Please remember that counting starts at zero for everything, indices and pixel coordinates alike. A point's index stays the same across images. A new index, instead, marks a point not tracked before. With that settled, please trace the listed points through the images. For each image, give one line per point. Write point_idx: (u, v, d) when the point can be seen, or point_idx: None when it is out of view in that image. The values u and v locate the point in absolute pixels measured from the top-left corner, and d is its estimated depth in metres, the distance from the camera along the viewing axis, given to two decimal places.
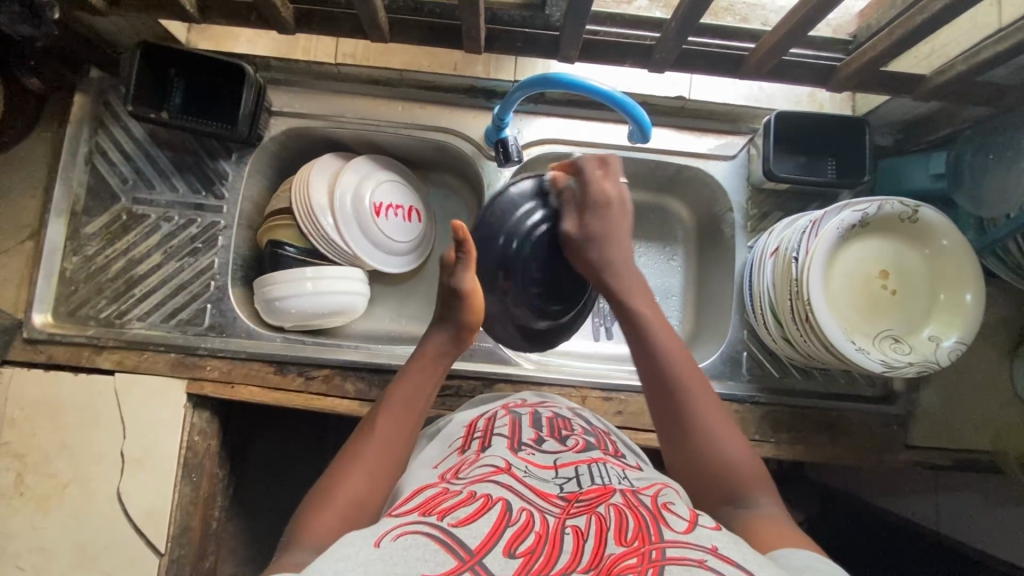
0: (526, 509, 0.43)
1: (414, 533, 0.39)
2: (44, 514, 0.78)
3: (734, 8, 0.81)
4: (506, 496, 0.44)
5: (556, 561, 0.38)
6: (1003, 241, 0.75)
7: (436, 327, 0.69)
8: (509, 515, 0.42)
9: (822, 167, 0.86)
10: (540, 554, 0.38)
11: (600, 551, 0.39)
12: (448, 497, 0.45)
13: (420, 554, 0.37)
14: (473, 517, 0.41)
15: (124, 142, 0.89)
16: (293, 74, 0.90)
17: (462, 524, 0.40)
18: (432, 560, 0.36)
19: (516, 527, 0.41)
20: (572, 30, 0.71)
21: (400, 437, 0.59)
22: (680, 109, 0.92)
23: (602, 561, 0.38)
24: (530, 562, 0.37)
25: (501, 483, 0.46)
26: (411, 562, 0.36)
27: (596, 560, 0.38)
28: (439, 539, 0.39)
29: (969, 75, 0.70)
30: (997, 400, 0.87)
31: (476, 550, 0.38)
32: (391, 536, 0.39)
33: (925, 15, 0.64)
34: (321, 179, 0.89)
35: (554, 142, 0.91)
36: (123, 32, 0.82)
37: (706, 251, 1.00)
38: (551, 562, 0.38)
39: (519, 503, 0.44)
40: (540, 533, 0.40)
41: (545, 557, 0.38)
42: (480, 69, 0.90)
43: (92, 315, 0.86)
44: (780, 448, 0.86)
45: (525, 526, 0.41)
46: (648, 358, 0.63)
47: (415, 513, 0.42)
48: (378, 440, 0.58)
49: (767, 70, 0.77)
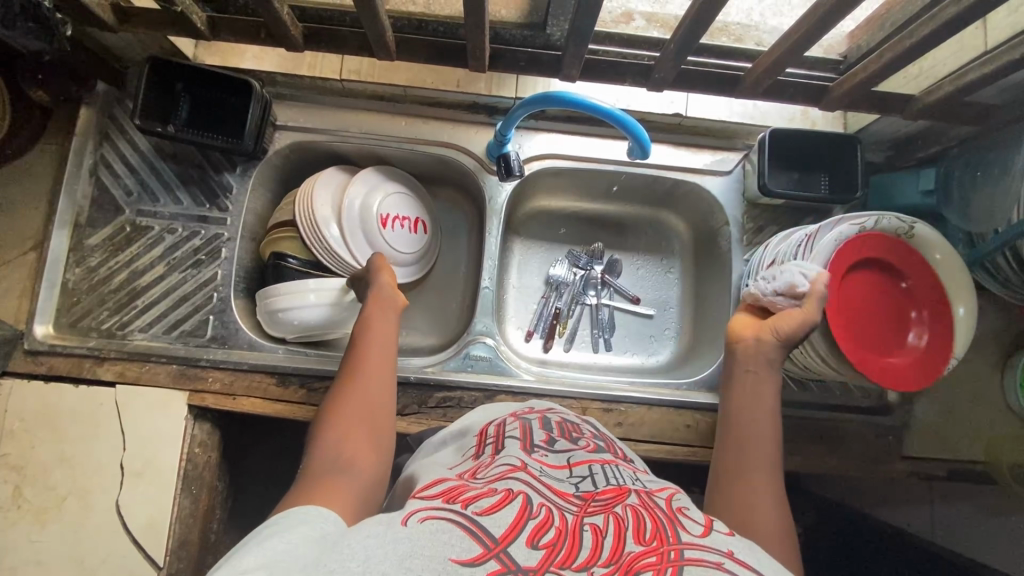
0: (545, 504, 0.44)
1: (440, 518, 0.40)
2: (42, 527, 0.78)
3: (728, 28, 0.83)
4: (526, 490, 0.45)
5: (578, 555, 0.39)
6: (992, 256, 0.76)
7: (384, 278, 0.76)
8: (531, 508, 0.43)
9: (815, 183, 0.88)
10: (562, 547, 0.39)
11: (620, 547, 0.40)
12: (468, 489, 0.45)
13: (447, 538, 0.38)
14: (496, 507, 0.42)
15: (129, 155, 0.90)
16: (298, 89, 0.92)
17: (487, 513, 0.42)
18: (458, 545, 0.38)
19: (537, 520, 0.41)
20: (575, 51, 0.73)
21: (383, 371, 0.63)
22: (677, 125, 0.94)
23: (622, 558, 0.39)
24: (552, 554, 0.39)
25: (521, 479, 0.47)
26: (438, 546, 0.37)
27: (616, 556, 0.39)
28: (464, 526, 0.40)
29: (956, 96, 0.72)
30: (990, 411, 0.89)
31: (501, 539, 0.39)
32: (417, 517, 0.41)
33: (913, 39, 0.66)
34: (331, 195, 0.90)
35: (554, 156, 0.94)
36: (132, 47, 0.83)
37: (703, 265, 1.02)
38: (573, 556, 0.39)
39: (538, 499, 0.44)
40: (560, 528, 0.41)
41: (566, 550, 0.39)
42: (481, 87, 0.92)
43: (94, 326, 0.86)
44: (777, 459, 0.87)
45: (545, 521, 0.42)
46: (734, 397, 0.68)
47: (438, 499, 0.44)
48: (372, 383, 0.61)
49: (763, 89, 0.80)
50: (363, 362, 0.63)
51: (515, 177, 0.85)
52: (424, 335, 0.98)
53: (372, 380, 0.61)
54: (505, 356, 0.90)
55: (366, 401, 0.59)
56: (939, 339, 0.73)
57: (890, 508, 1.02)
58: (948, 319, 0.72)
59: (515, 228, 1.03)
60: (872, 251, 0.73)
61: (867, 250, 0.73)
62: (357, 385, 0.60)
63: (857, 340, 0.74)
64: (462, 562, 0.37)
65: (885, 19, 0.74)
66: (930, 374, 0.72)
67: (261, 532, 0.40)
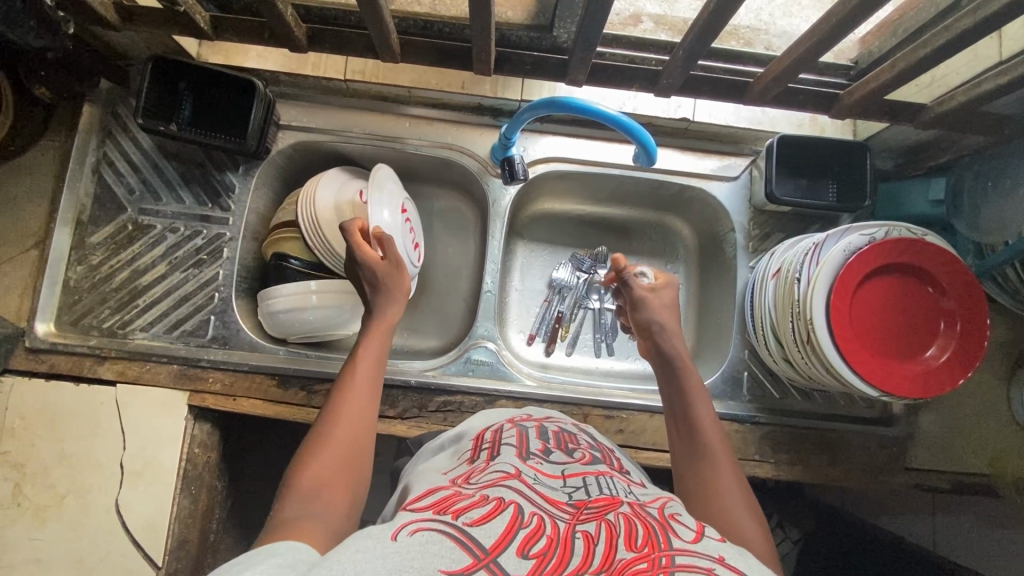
0: (537, 513, 0.43)
1: (431, 530, 0.40)
2: (42, 525, 0.78)
3: (739, 31, 0.83)
4: (518, 499, 0.45)
5: (568, 562, 0.38)
6: (1000, 267, 0.76)
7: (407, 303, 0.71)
8: (522, 518, 0.42)
9: (823, 191, 0.87)
10: (553, 556, 0.39)
11: (611, 554, 0.39)
12: (460, 498, 0.45)
13: (436, 550, 0.38)
14: (486, 518, 0.42)
15: (132, 153, 0.89)
16: (302, 89, 0.91)
17: (477, 523, 0.41)
18: (448, 556, 0.37)
19: (528, 530, 0.41)
20: (581, 55, 0.72)
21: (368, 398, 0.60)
22: (683, 130, 0.93)
23: (613, 564, 0.38)
24: (542, 563, 0.38)
25: (513, 487, 0.46)
26: (428, 558, 0.37)
27: (607, 562, 0.38)
28: (454, 537, 0.39)
29: (969, 107, 0.71)
30: (996, 423, 0.88)
31: (491, 549, 0.39)
32: (407, 530, 0.40)
33: (928, 49, 0.65)
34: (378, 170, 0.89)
35: (559, 159, 0.93)
36: (135, 45, 0.83)
37: (708, 271, 1.01)
38: (563, 564, 0.38)
39: (529, 507, 0.44)
40: (551, 537, 0.41)
41: (557, 559, 0.39)
42: (486, 90, 0.90)
43: (95, 324, 0.86)
44: (779, 468, 0.87)
45: (536, 529, 0.41)
46: (677, 430, 0.64)
47: (429, 511, 0.43)
48: (354, 414, 0.58)
49: (772, 97, 0.79)
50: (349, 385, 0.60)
51: (518, 182, 0.84)
52: (426, 338, 0.98)
53: (355, 410, 0.58)
54: (507, 361, 0.89)
55: (345, 436, 0.56)
56: (956, 355, 0.72)
57: (891, 518, 1.01)
58: (959, 330, 0.72)
59: (518, 231, 1.03)
60: (886, 259, 0.72)
61: (893, 256, 0.72)
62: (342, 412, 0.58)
63: (873, 347, 0.73)
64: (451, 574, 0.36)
65: (898, 24, 0.73)
66: (941, 384, 0.71)
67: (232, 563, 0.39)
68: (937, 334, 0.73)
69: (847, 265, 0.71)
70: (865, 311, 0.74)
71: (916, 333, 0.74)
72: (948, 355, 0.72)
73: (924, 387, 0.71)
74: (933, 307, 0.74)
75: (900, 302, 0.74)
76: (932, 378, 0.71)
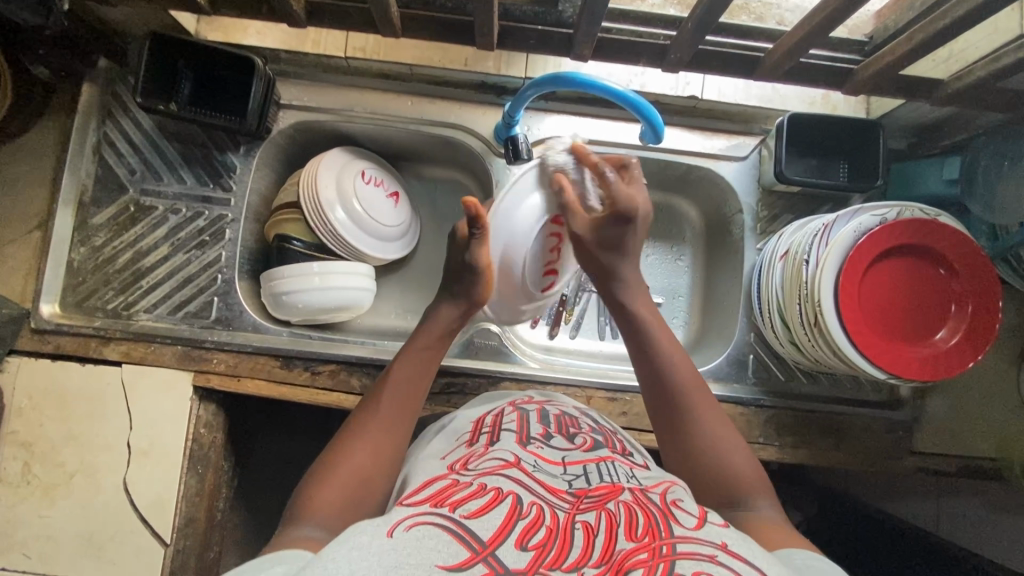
0: (536, 503, 0.43)
1: (427, 524, 0.40)
2: (51, 503, 0.79)
3: (749, 6, 0.82)
4: (516, 489, 0.44)
5: (567, 555, 0.38)
6: (1014, 248, 0.75)
7: (446, 300, 0.72)
8: (520, 508, 0.42)
9: (834, 170, 0.85)
10: (552, 548, 0.39)
11: (611, 545, 0.39)
12: (458, 489, 0.45)
13: (433, 544, 0.37)
14: (485, 510, 0.42)
15: (132, 133, 0.88)
16: (304, 67, 0.90)
17: (475, 516, 0.41)
18: (445, 550, 0.37)
19: (527, 520, 0.41)
20: (587, 29, 0.70)
21: (400, 410, 0.62)
22: (691, 108, 0.91)
23: (613, 557, 0.38)
24: (541, 556, 0.38)
25: (511, 476, 0.46)
26: (424, 553, 0.36)
27: (607, 555, 0.38)
28: (452, 530, 0.39)
29: (988, 82, 0.69)
30: (1005, 407, 0.87)
31: (489, 542, 0.38)
32: (404, 526, 0.39)
33: (947, 20, 0.62)
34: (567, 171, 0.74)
35: (566, 140, 0.91)
36: (132, 22, 0.81)
37: (715, 253, 1.00)
38: (563, 557, 0.38)
39: (529, 497, 0.44)
40: (550, 527, 0.41)
41: (556, 551, 0.38)
42: (490, 66, 0.90)
43: (100, 306, 0.86)
44: (783, 451, 0.86)
45: (535, 520, 0.41)
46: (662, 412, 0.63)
47: (426, 504, 0.43)
48: (381, 422, 0.60)
49: (783, 72, 0.77)
50: (394, 384, 0.64)
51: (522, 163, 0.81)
52: None
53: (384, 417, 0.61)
54: (511, 343, 0.89)
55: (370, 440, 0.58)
56: (966, 338, 0.70)
57: (896, 501, 1.01)
58: (971, 312, 0.71)
59: None
60: (899, 239, 0.70)
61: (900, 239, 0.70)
62: (382, 406, 0.62)
63: (881, 328, 0.72)
64: (449, 568, 0.36)
65: None
66: (950, 367, 0.70)
67: (240, 567, 0.41)
68: (948, 316, 0.72)
69: (857, 244, 0.69)
70: (874, 292, 0.72)
71: (925, 315, 0.72)
72: (960, 339, 0.70)
73: (932, 368, 0.70)
74: (941, 288, 0.72)
75: (909, 284, 0.73)
76: (942, 361, 0.70)
